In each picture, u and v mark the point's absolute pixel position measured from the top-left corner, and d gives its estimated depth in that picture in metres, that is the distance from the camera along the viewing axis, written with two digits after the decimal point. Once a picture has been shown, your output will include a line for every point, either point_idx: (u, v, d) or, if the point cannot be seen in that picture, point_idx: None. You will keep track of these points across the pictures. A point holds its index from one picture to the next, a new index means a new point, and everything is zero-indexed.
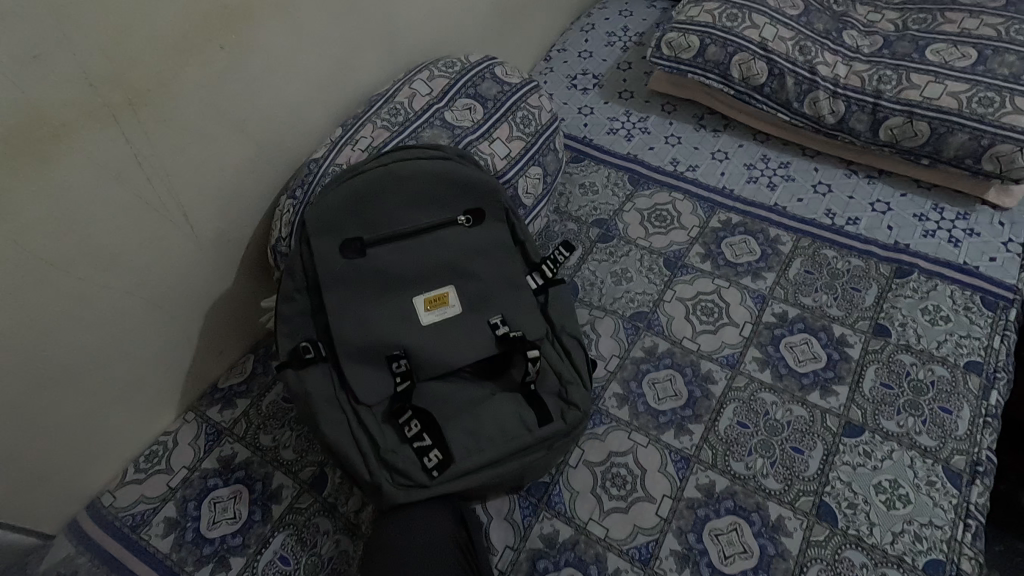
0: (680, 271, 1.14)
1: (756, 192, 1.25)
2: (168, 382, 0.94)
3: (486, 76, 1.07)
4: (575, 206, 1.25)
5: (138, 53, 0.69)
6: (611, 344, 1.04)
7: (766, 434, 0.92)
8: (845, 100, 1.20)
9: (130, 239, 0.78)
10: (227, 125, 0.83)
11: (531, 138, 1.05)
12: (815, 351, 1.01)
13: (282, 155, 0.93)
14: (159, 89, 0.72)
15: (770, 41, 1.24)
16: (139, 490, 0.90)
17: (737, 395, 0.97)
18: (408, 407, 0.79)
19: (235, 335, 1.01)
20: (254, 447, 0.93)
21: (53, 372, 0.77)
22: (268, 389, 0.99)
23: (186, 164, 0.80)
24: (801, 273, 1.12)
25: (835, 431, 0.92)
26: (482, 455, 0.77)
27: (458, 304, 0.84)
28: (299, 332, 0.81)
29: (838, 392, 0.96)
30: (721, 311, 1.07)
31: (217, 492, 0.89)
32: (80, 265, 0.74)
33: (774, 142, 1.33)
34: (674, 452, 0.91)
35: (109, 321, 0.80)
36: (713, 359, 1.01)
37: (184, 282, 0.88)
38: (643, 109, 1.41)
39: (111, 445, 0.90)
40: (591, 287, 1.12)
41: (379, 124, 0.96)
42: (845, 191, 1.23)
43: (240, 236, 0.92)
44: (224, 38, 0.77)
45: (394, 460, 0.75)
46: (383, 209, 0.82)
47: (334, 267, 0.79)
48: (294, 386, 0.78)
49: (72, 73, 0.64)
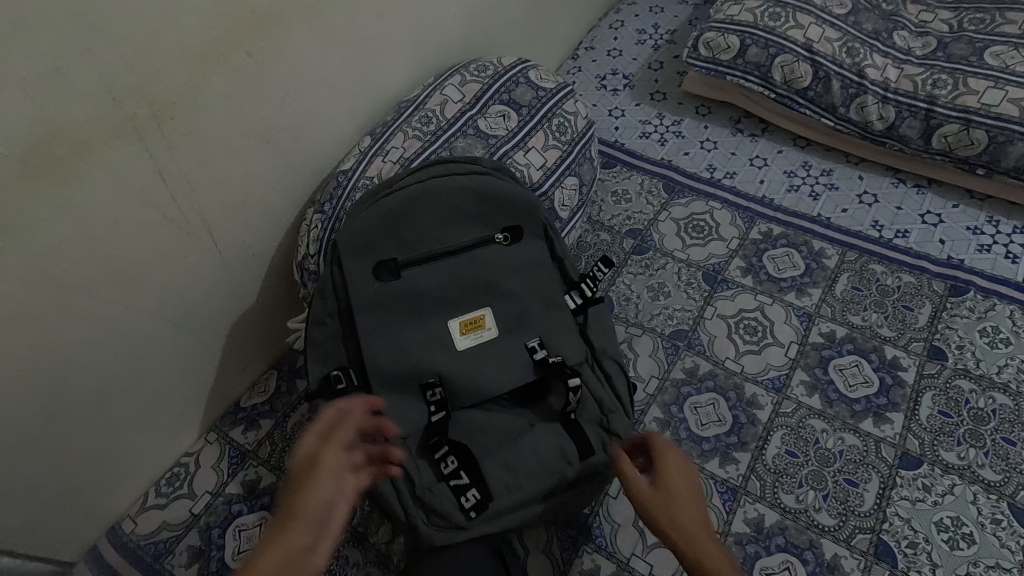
0: (720, 286, 1.08)
1: (798, 201, 1.19)
2: (190, 403, 0.90)
3: (520, 81, 1.01)
4: (607, 215, 1.19)
5: (162, 64, 0.64)
6: (650, 365, 0.99)
7: (817, 465, 0.87)
8: (895, 106, 1.13)
9: (153, 260, 0.73)
10: (253, 136, 0.77)
11: (567, 146, 1.00)
12: (866, 375, 0.96)
13: (308, 166, 0.88)
14: (184, 101, 0.67)
15: (816, 41, 1.17)
16: (161, 516, 0.87)
17: (785, 421, 0.92)
18: (443, 441, 0.74)
19: (257, 352, 0.96)
20: (280, 471, 0.89)
21: (74, 400, 0.73)
22: (292, 409, 0.95)
23: (211, 179, 0.75)
24: (849, 289, 1.06)
25: (891, 462, 0.87)
26: (522, 493, 0.73)
27: (494, 326, 0.79)
28: (330, 357, 0.77)
29: (893, 420, 0.91)
30: (765, 329, 1.02)
31: (242, 519, 0.86)
32: (102, 290, 0.69)
33: (816, 147, 1.27)
34: (720, 483, 0.87)
35: (131, 344, 0.76)
36: (758, 382, 0.96)
37: (207, 301, 0.83)
38: (676, 112, 1.35)
39: (132, 469, 0.86)
40: (627, 302, 1.07)
41: (410, 133, 0.91)
42: (893, 201, 1.16)
43: (265, 251, 0.88)
44: (250, 45, 0.72)
45: (430, 500, 0.72)
46: (419, 229, 0.78)
47: (365, 292, 0.74)
48: (325, 417, 0.74)
49: (93, 86, 0.59)
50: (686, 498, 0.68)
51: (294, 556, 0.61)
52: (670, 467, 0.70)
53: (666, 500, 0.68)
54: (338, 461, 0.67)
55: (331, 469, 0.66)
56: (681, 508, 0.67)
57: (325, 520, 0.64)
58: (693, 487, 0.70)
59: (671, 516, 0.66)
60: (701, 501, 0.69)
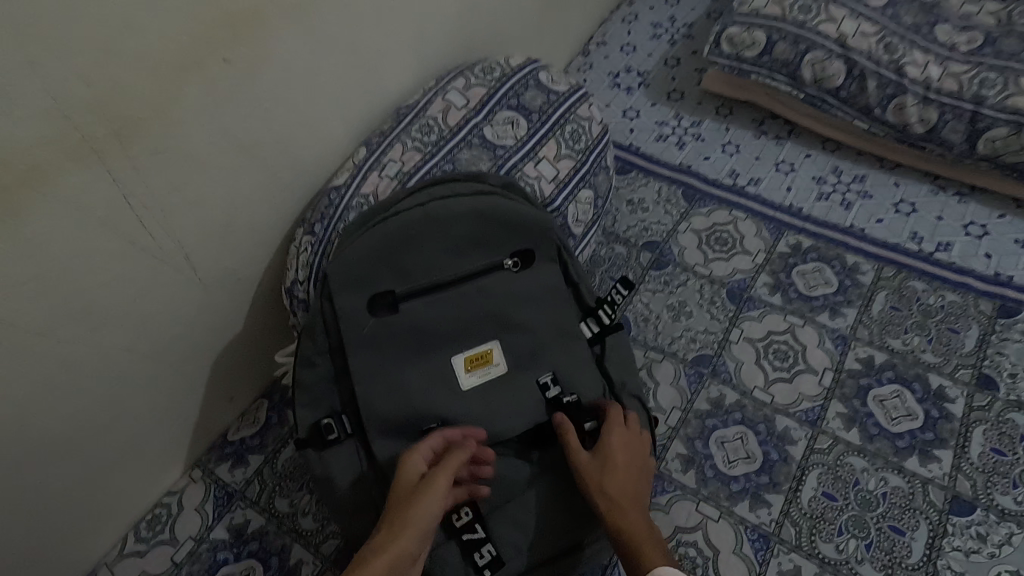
0: (746, 305, 1.00)
1: (828, 211, 1.09)
2: (172, 439, 0.82)
3: (529, 84, 0.93)
4: (622, 226, 1.10)
5: (126, 76, 0.55)
6: (671, 394, 0.91)
7: (858, 510, 0.80)
8: (937, 107, 1.04)
9: (123, 294, 0.65)
10: (234, 152, 0.69)
11: (581, 156, 0.92)
12: (909, 407, 0.87)
13: (297, 182, 0.80)
14: (154, 116, 0.59)
15: (851, 37, 1.08)
16: (141, 563, 0.80)
17: (822, 459, 0.84)
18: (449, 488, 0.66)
19: (245, 382, 0.89)
20: (269, 514, 0.83)
21: (40, 449, 0.66)
22: (283, 444, 0.88)
23: (188, 201, 0.67)
24: (887, 310, 0.97)
25: (940, 508, 0.79)
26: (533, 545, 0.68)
27: (503, 362, 0.71)
28: (322, 401, 0.70)
29: (940, 458, 0.83)
30: (797, 354, 0.94)
31: (229, 567, 0.79)
32: (65, 330, 0.62)
33: (847, 151, 1.18)
34: (751, 529, 0.79)
35: (100, 385, 0.68)
36: (791, 414, 0.88)
37: (187, 333, 0.75)
38: (695, 112, 1.26)
39: (109, 513, 0.79)
40: (645, 323, 0.99)
41: (409, 144, 0.83)
42: (933, 211, 1.07)
43: (251, 274, 0.80)
44: (229, 50, 0.63)
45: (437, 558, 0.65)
46: (419, 257, 0.69)
47: (358, 329, 0.67)
48: (318, 467, 0.68)
49: (40, 104, 0.51)
50: (627, 470, 0.65)
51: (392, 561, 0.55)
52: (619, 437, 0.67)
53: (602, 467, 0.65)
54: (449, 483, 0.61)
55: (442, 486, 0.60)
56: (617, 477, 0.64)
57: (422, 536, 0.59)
58: (639, 463, 0.67)
59: (601, 486, 0.64)
60: (643, 477, 0.67)
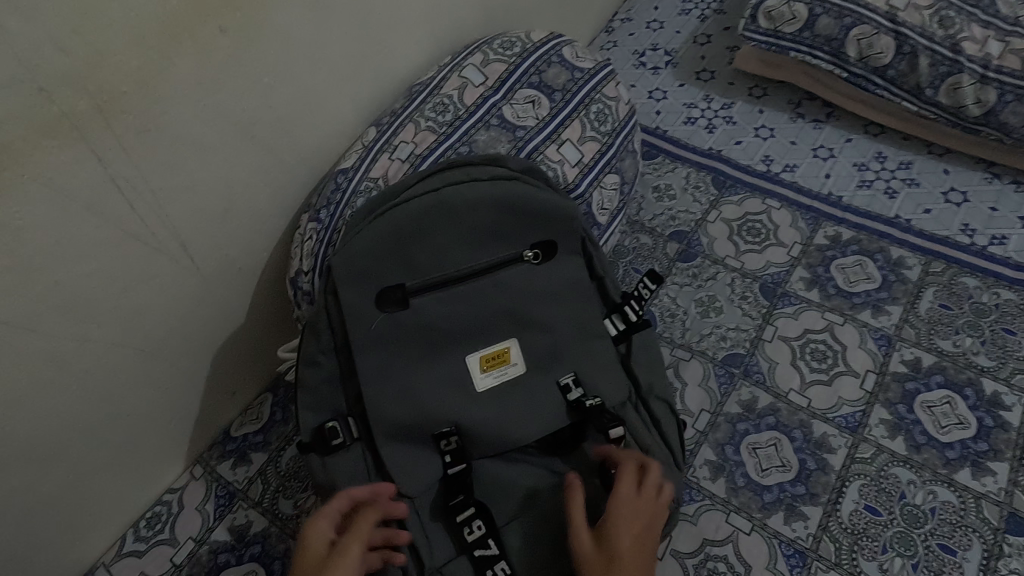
0: (781, 301, 0.93)
1: (871, 200, 1.02)
2: (171, 436, 0.79)
3: (552, 60, 0.86)
4: (648, 214, 1.04)
5: (107, 43, 0.50)
6: (699, 396, 0.85)
7: (904, 526, 0.74)
8: (997, 87, 0.95)
9: (113, 284, 0.61)
10: (231, 131, 0.64)
11: (607, 138, 0.85)
12: (960, 414, 0.80)
13: (301, 165, 0.75)
14: (140, 89, 0.54)
15: (901, 10, 1.00)
16: (139, 563, 0.77)
17: (863, 470, 0.78)
18: (461, 497, 0.61)
19: (249, 376, 0.85)
20: (273, 515, 0.79)
21: (25, 447, 0.62)
22: (286, 443, 0.84)
23: (182, 184, 0.62)
24: (936, 308, 0.90)
25: (995, 526, 0.73)
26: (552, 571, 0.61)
27: (521, 361, 0.66)
28: (326, 403, 0.65)
29: (995, 471, 0.76)
30: (836, 355, 0.87)
31: (230, 571, 0.76)
32: (51, 321, 0.58)
33: (891, 136, 1.09)
34: (786, 544, 0.74)
35: (91, 380, 0.64)
36: (829, 420, 0.82)
37: (184, 326, 0.71)
38: (726, 93, 1.18)
39: (105, 512, 0.76)
40: (672, 319, 0.92)
41: (422, 124, 0.77)
42: (987, 201, 0.99)
43: (252, 264, 0.75)
44: (224, 17, 0.57)
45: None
46: (431, 248, 0.64)
47: (364, 326, 0.61)
48: (321, 474, 0.64)
49: (10, 74, 0.46)
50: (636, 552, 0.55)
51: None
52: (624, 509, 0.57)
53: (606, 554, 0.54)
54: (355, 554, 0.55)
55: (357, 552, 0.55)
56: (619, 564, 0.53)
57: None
58: (649, 538, 0.57)
59: None
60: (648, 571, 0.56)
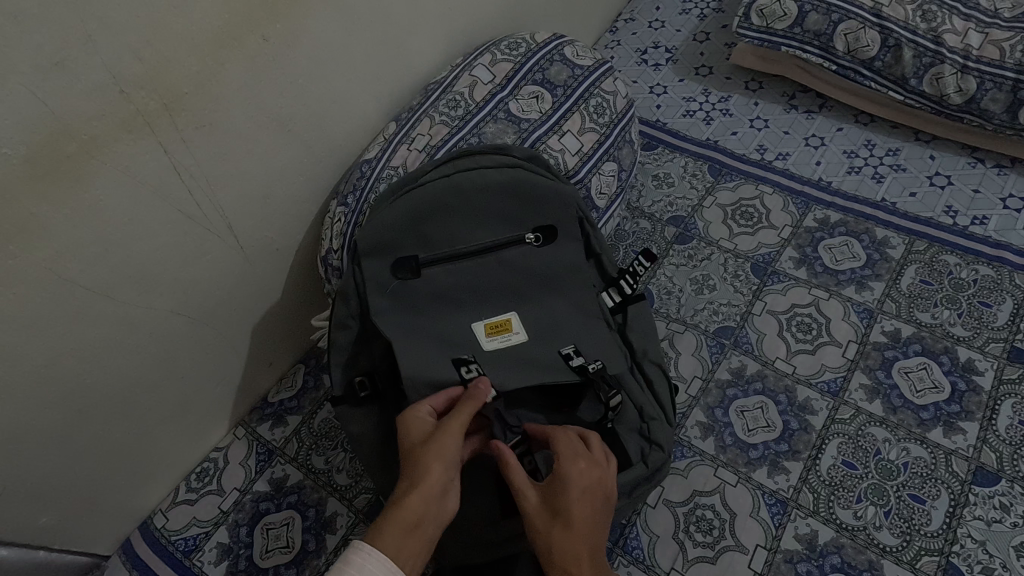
0: (770, 278, 1.00)
1: (859, 184, 1.08)
2: (217, 399, 0.89)
3: (554, 59, 0.94)
4: (647, 201, 1.11)
5: (173, 54, 0.60)
6: (692, 364, 0.93)
7: (878, 478, 0.81)
8: (977, 76, 1.01)
9: (173, 258, 0.71)
10: (272, 127, 0.73)
11: (605, 129, 0.93)
12: (936, 379, 0.87)
13: (329, 158, 0.84)
14: (197, 93, 0.63)
15: (885, 6, 1.06)
16: (191, 511, 0.87)
17: (842, 429, 0.85)
18: (493, 416, 0.65)
19: (284, 348, 0.95)
20: (307, 469, 0.89)
21: (99, 400, 0.72)
22: (318, 407, 0.94)
23: (230, 172, 0.71)
24: (916, 283, 0.96)
25: (963, 478, 0.79)
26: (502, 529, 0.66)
27: (522, 331, 0.70)
28: (354, 363, 0.73)
29: (965, 430, 0.83)
30: (821, 326, 0.94)
31: (270, 517, 0.86)
32: (123, 291, 0.68)
33: (880, 124, 1.15)
34: (768, 495, 0.81)
35: (152, 344, 0.74)
36: (812, 385, 0.89)
37: (230, 298, 0.81)
38: (723, 87, 1.24)
39: (162, 464, 0.86)
40: (668, 296, 1.00)
41: (436, 119, 0.86)
42: (970, 184, 1.05)
43: (288, 246, 0.85)
44: (268, 28, 0.67)
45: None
46: (442, 227, 0.73)
47: (376, 286, 0.70)
48: (348, 424, 0.73)
49: (98, 80, 0.56)
50: (583, 508, 0.56)
51: (408, 528, 0.51)
52: (587, 463, 0.59)
53: (555, 514, 0.56)
54: (456, 429, 0.58)
55: (455, 442, 0.57)
56: (573, 523, 0.55)
57: (451, 490, 0.56)
58: (599, 491, 0.58)
59: (552, 544, 0.54)
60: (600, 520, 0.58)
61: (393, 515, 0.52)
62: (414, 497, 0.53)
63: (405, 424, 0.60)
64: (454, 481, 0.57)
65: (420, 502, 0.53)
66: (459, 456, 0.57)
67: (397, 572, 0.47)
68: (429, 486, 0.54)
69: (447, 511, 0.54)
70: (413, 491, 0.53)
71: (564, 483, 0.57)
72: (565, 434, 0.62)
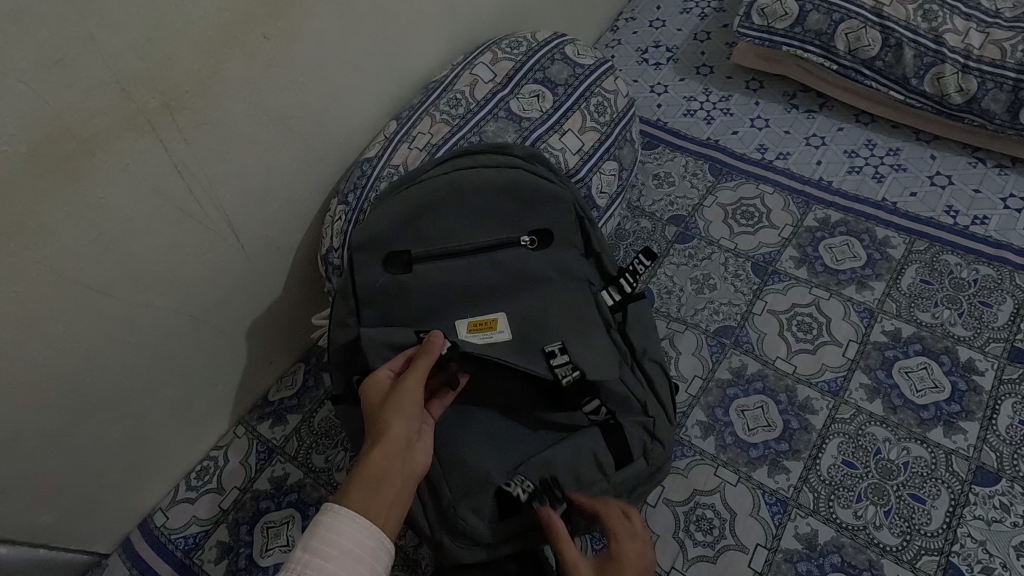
0: (771, 278, 1.00)
1: (860, 184, 1.08)
2: (217, 397, 0.89)
3: (555, 58, 0.94)
4: (648, 201, 1.11)
5: (174, 52, 0.60)
6: (693, 363, 0.93)
7: (879, 478, 0.81)
8: (978, 76, 1.01)
9: (173, 256, 0.71)
10: (272, 125, 0.73)
11: (606, 128, 0.93)
12: (936, 378, 0.87)
13: (330, 156, 0.84)
14: (197, 91, 0.63)
15: (886, 5, 1.06)
16: (191, 509, 0.87)
17: (843, 429, 0.85)
18: (536, 484, 0.66)
19: (284, 347, 0.95)
20: (307, 468, 0.89)
21: (99, 398, 0.72)
22: (319, 405, 0.94)
23: (230, 170, 0.71)
24: (917, 283, 0.96)
25: (964, 478, 0.79)
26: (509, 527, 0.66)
27: (506, 330, 0.70)
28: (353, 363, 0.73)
29: (966, 430, 0.83)
30: (821, 326, 0.94)
31: (270, 515, 0.85)
32: (123, 288, 0.68)
33: (881, 124, 1.15)
34: (768, 494, 0.81)
35: (152, 342, 0.74)
36: (812, 385, 0.89)
37: (230, 297, 0.81)
38: (724, 87, 1.24)
39: (162, 462, 0.86)
40: (668, 295, 1.00)
41: (437, 118, 0.86)
42: (971, 183, 1.05)
43: (288, 244, 0.85)
44: (269, 26, 0.67)
45: (422, 514, 0.68)
46: (436, 224, 0.73)
47: (374, 286, 0.70)
48: (348, 422, 0.73)
49: (99, 77, 0.55)
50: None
51: (373, 483, 0.54)
52: (634, 541, 0.65)
53: None
54: (413, 387, 0.61)
55: (413, 397, 0.60)
56: None
57: (413, 444, 0.59)
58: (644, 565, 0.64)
59: None
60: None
61: (358, 471, 0.55)
62: (376, 452, 0.56)
63: (367, 386, 0.63)
64: (415, 434, 0.60)
65: (382, 456, 0.56)
66: (417, 411, 0.60)
67: (364, 520, 0.50)
68: (390, 441, 0.57)
69: (412, 464, 0.58)
70: (375, 447, 0.57)
71: (625, 559, 0.63)
72: (614, 514, 0.67)
